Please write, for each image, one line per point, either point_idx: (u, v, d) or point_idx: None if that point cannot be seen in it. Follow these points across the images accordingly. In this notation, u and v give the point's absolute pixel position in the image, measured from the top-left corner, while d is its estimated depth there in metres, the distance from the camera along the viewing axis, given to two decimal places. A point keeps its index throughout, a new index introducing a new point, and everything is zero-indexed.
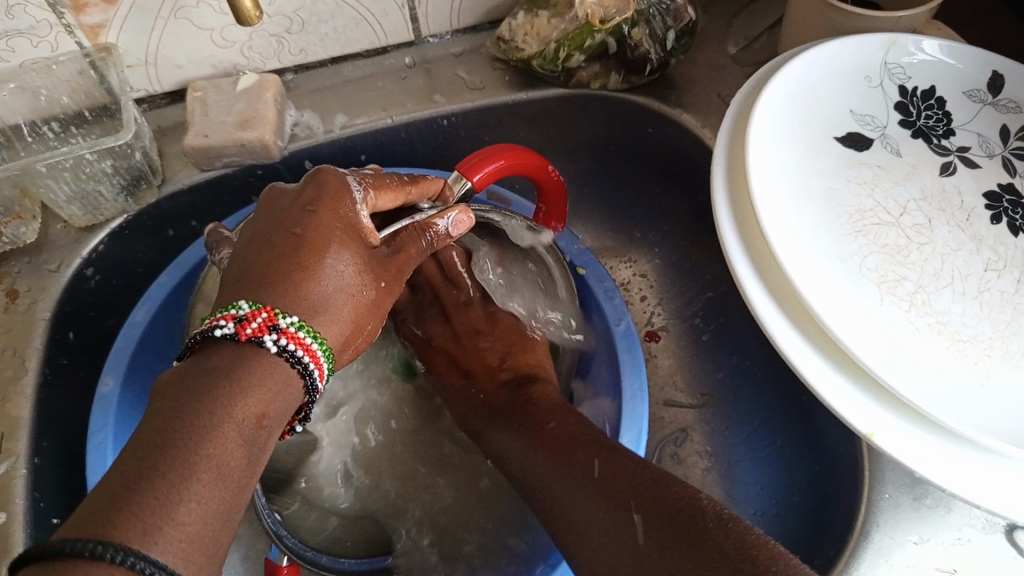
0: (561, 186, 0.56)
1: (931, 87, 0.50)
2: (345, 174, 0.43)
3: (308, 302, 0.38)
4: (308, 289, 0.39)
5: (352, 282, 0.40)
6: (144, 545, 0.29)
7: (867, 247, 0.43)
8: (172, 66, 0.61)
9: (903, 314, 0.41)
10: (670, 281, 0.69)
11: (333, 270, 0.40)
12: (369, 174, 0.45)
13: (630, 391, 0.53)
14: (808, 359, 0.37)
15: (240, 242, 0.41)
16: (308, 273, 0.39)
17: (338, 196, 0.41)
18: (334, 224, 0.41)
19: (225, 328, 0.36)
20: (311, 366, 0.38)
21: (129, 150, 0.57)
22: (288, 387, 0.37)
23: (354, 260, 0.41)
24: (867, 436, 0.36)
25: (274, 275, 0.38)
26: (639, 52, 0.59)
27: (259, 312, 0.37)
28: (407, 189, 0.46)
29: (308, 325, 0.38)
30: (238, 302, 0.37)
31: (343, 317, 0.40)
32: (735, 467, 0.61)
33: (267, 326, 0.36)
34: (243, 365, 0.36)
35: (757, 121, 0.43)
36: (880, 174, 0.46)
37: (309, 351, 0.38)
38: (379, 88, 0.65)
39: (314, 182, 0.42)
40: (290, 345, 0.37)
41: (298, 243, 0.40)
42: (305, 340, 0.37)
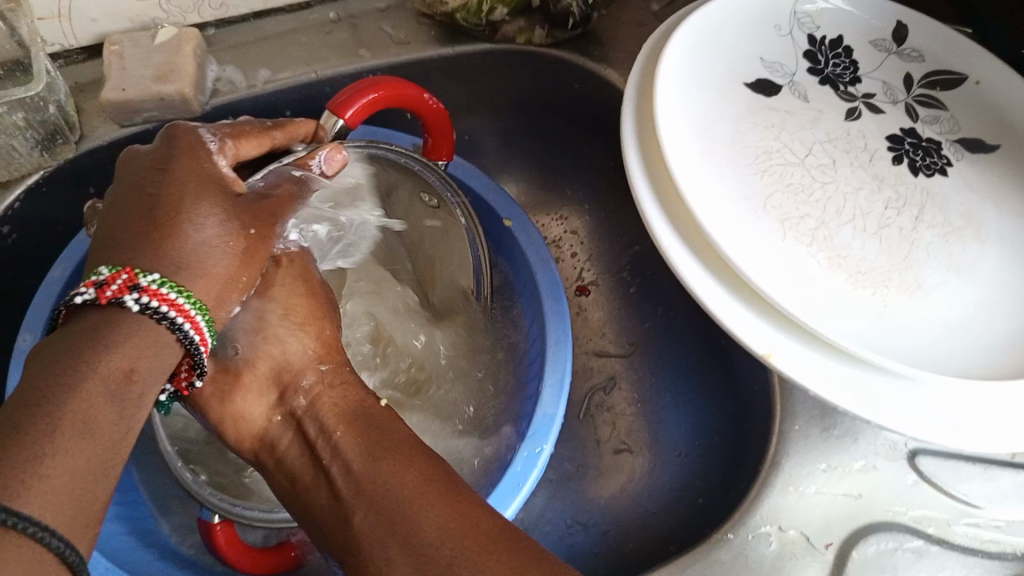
0: (441, 113, 0.55)
1: (838, 36, 0.52)
2: (197, 128, 0.43)
3: (169, 258, 0.37)
4: (169, 246, 0.38)
5: (218, 233, 0.39)
6: (6, 500, 0.29)
7: (772, 186, 0.44)
8: (87, 18, 0.60)
9: (804, 249, 0.42)
10: (599, 236, 0.71)
11: (194, 223, 0.39)
12: (227, 125, 0.45)
13: (555, 337, 0.54)
14: (707, 291, 0.38)
15: (105, 207, 0.41)
16: (168, 228, 0.38)
17: (190, 151, 0.41)
18: (189, 179, 0.40)
19: (86, 294, 0.35)
20: (184, 323, 0.36)
21: (43, 102, 0.56)
22: (160, 342, 0.36)
23: (216, 213, 0.40)
24: (764, 357, 0.37)
25: (134, 235, 0.37)
26: (561, 6, 0.59)
27: (119, 274, 0.35)
28: (270, 134, 0.46)
29: (171, 281, 0.36)
30: (99, 268, 0.36)
31: (216, 268, 0.39)
32: (660, 414, 0.62)
33: (128, 286, 0.35)
34: (107, 326, 0.35)
35: (666, 64, 0.44)
36: (787, 118, 0.48)
37: (177, 307, 0.36)
38: (303, 43, 0.64)
39: (167, 140, 0.42)
40: (153, 303, 0.35)
41: (156, 201, 0.39)
42: (170, 296, 0.36)
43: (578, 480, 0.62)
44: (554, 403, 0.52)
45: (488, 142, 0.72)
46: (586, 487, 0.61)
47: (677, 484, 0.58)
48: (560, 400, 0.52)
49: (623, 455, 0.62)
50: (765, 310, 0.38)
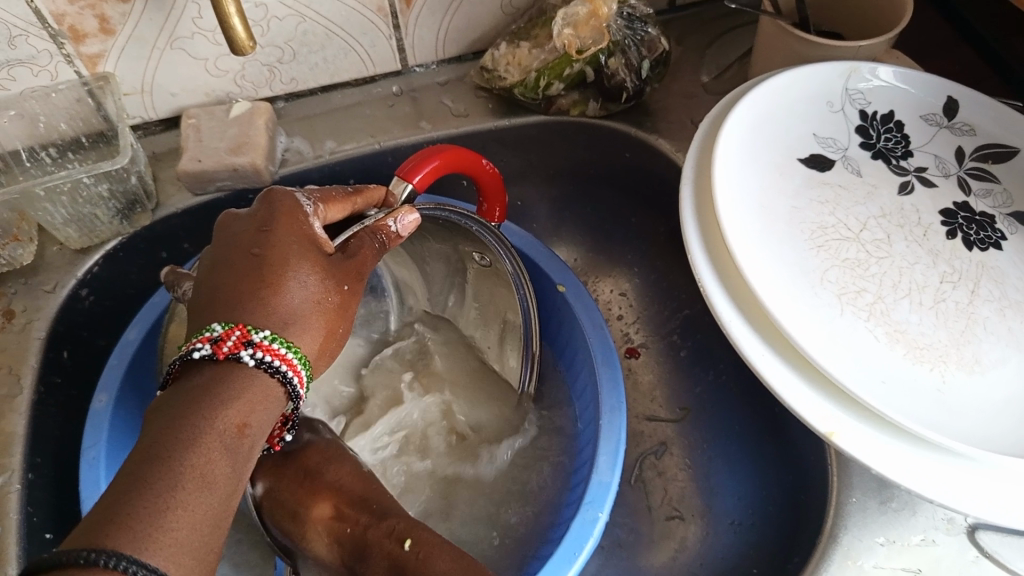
0: (495, 176, 0.59)
1: (890, 111, 0.53)
2: (294, 193, 0.46)
3: (276, 316, 0.41)
4: (275, 303, 0.42)
5: (316, 290, 0.43)
6: (135, 551, 0.31)
7: (828, 261, 0.45)
8: (166, 93, 0.64)
9: (862, 325, 0.43)
10: (649, 299, 0.72)
11: (296, 281, 0.42)
12: (316, 190, 0.48)
13: (610, 404, 0.55)
14: (768, 370, 0.39)
15: (203, 270, 0.44)
16: (274, 287, 0.42)
17: (291, 213, 0.45)
18: (291, 240, 0.44)
19: (202, 349, 0.39)
20: (290, 373, 0.40)
21: (126, 174, 0.59)
22: (269, 397, 0.40)
23: (315, 270, 0.43)
24: (826, 436, 0.38)
25: (243, 294, 0.41)
26: (615, 81, 0.62)
27: (233, 331, 0.39)
28: (353, 200, 0.49)
29: (281, 336, 0.41)
30: (213, 325, 0.40)
31: (314, 324, 0.43)
32: (713, 479, 0.63)
33: (242, 342, 0.39)
34: (221, 381, 0.39)
35: (721, 145, 0.46)
36: (841, 193, 0.49)
37: (285, 359, 0.40)
38: (367, 115, 0.68)
39: (267, 204, 0.45)
40: (265, 356, 0.39)
41: (261, 261, 0.43)
42: (280, 350, 0.40)
43: (630, 547, 0.62)
44: (609, 471, 0.53)
45: (540, 207, 0.74)
46: (637, 555, 0.61)
47: (731, 552, 0.58)
48: (616, 468, 0.53)
49: (675, 522, 0.62)
50: (825, 387, 0.39)
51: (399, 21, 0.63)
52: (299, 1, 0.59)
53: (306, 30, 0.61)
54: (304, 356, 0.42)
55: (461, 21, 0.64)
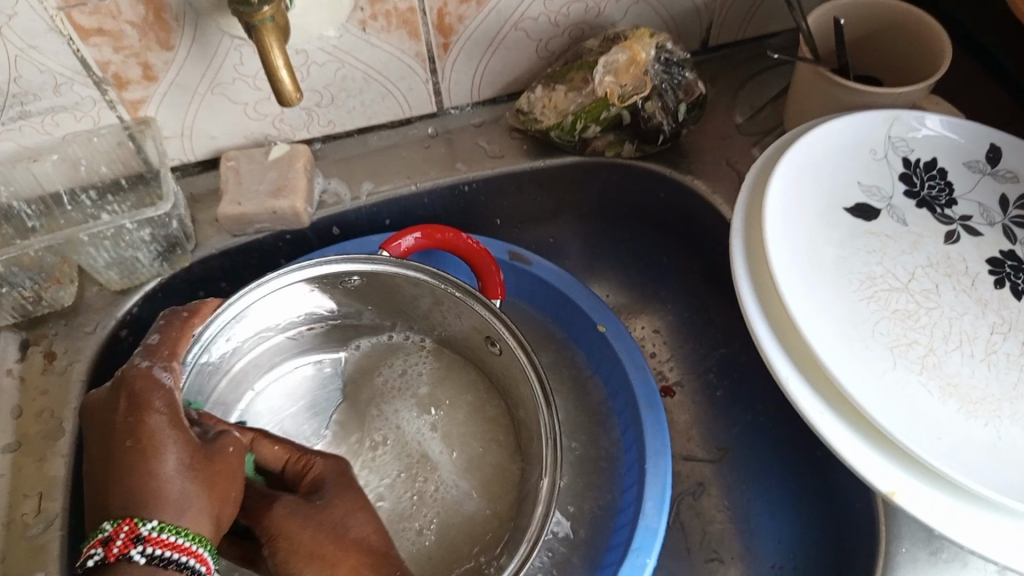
0: (481, 252, 0.59)
1: (933, 158, 0.53)
2: (148, 371, 0.47)
3: (145, 492, 0.42)
4: (143, 465, 0.43)
5: (189, 454, 0.45)
6: None
7: (879, 312, 0.45)
8: (206, 137, 0.64)
9: (916, 378, 0.43)
10: (682, 339, 0.71)
11: (168, 456, 0.44)
12: (155, 346, 0.48)
13: (653, 448, 0.54)
14: (825, 428, 0.39)
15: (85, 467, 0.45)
16: (145, 453, 0.43)
17: (133, 398, 0.45)
18: (141, 417, 0.45)
19: (95, 555, 0.40)
20: (192, 562, 0.41)
21: (168, 218, 0.59)
22: (165, 574, 0.40)
23: (181, 453, 0.44)
24: (887, 496, 0.38)
25: (104, 481, 0.43)
26: (652, 123, 0.62)
27: (121, 528, 0.41)
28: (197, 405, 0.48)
29: (170, 524, 0.42)
30: (103, 524, 0.41)
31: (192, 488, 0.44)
32: (752, 519, 0.63)
33: (130, 538, 0.40)
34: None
35: (771, 198, 0.46)
36: (888, 242, 0.49)
37: (189, 551, 0.41)
38: (403, 157, 0.68)
39: (121, 388, 0.46)
40: (157, 551, 0.40)
41: (125, 449, 0.44)
42: (171, 539, 0.41)
43: None
44: (655, 516, 0.52)
45: (572, 245, 0.74)
46: None
47: None
48: (662, 513, 0.52)
49: (715, 564, 0.62)
50: (884, 446, 0.39)
51: (436, 66, 0.63)
52: (339, 48, 0.59)
53: (346, 75, 0.62)
54: (206, 539, 0.43)
55: (496, 64, 0.65)
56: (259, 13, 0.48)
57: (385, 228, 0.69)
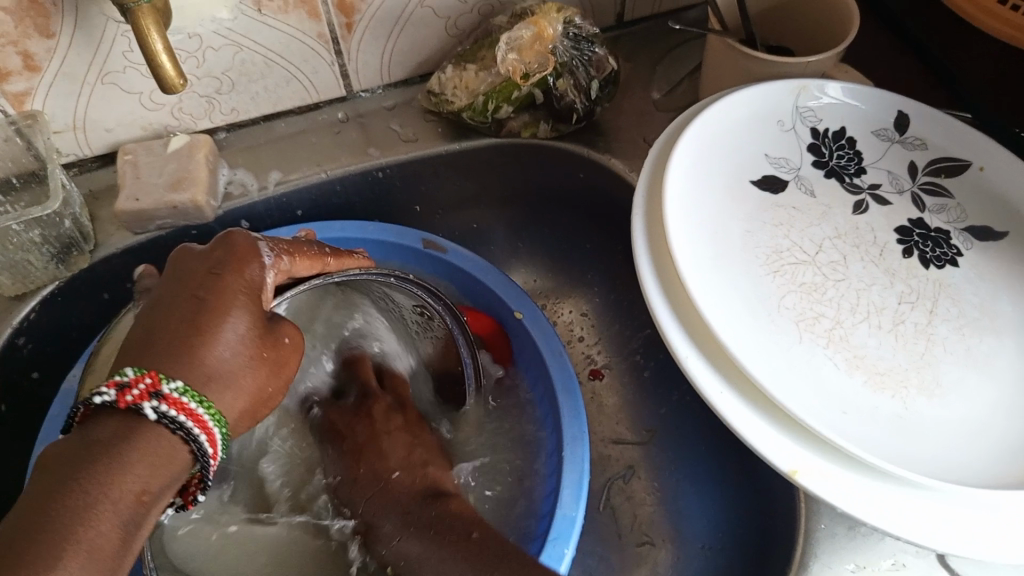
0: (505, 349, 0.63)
1: (841, 127, 0.52)
2: (256, 240, 0.46)
3: (201, 370, 0.40)
4: (204, 355, 0.41)
5: (246, 342, 0.42)
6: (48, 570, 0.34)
7: (785, 286, 0.44)
8: (101, 129, 0.61)
9: (821, 352, 0.42)
10: (608, 320, 0.70)
11: (235, 322, 0.42)
12: (286, 242, 0.48)
13: (571, 434, 0.54)
14: (724, 406, 0.38)
15: (149, 302, 0.44)
16: (207, 338, 0.41)
17: (240, 260, 0.44)
18: (238, 289, 0.43)
19: (106, 395, 0.38)
20: (200, 434, 0.40)
21: (59, 218, 0.57)
22: (169, 453, 0.39)
23: (249, 324, 0.43)
24: (788, 475, 0.37)
25: (172, 348, 0.40)
26: (565, 102, 0.61)
27: (142, 378, 0.39)
28: (324, 259, 0.50)
29: (193, 390, 0.40)
30: (124, 369, 0.39)
31: (245, 381, 0.42)
32: (680, 502, 0.62)
33: (149, 393, 0.39)
34: (124, 441, 0.38)
35: (671, 172, 0.45)
36: (796, 215, 0.48)
37: (194, 415, 0.40)
38: (313, 144, 0.66)
39: (223, 244, 0.45)
40: (170, 411, 0.39)
41: (200, 305, 0.42)
42: (189, 405, 0.40)
43: None
44: (572, 504, 0.51)
45: (496, 230, 0.73)
46: None
47: None
48: (579, 501, 0.51)
49: (645, 548, 0.61)
50: (785, 423, 0.38)
51: (341, 47, 0.61)
52: (235, 31, 0.57)
53: (244, 59, 0.59)
54: (222, 419, 0.41)
55: (404, 44, 0.63)
56: None
57: (297, 219, 0.67)
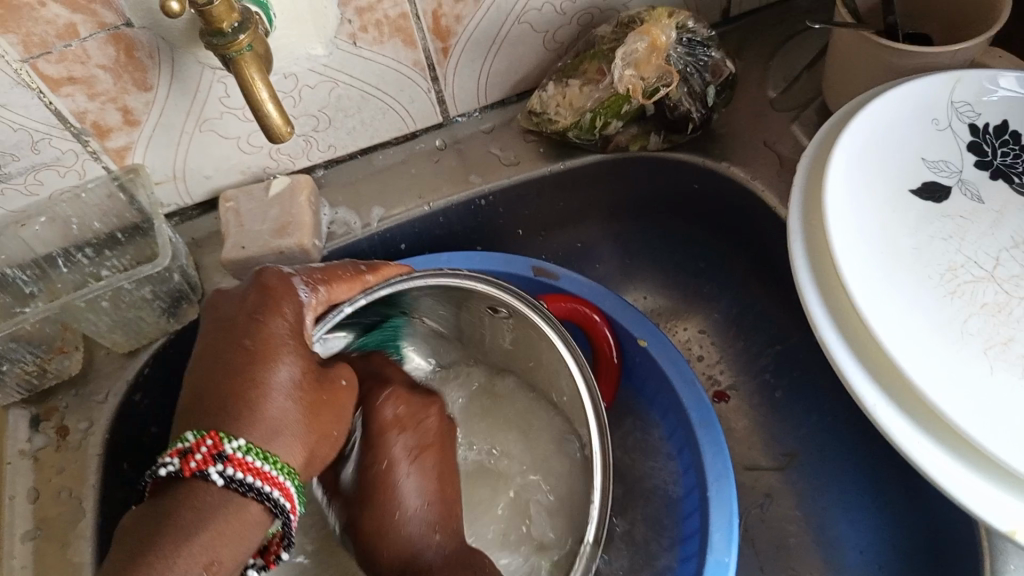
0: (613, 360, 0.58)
1: (1003, 121, 0.47)
2: (290, 276, 0.46)
3: (260, 420, 0.41)
4: (260, 406, 0.41)
5: (304, 383, 0.43)
6: None
7: (967, 309, 0.39)
8: (201, 177, 0.60)
9: (1018, 382, 0.37)
10: (732, 336, 0.66)
11: (286, 368, 0.42)
12: (320, 269, 0.48)
13: (716, 471, 0.50)
14: (919, 453, 0.34)
15: (196, 356, 0.44)
16: (260, 385, 0.41)
17: (282, 300, 0.45)
18: (279, 331, 0.44)
19: (170, 465, 0.39)
20: (281, 499, 0.40)
21: (168, 273, 0.56)
22: (240, 521, 0.39)
23: (300, 365, 0.43)
24: (1006, 532, 0.32)
25: (230, 400, 0.41)
26: (679, 112, 0.56)
27: (204, 441, 0.39)
28: (362, 278, 0.49)
29: (258, 447, 0.40)
30: (185, 436, 0.39)
31: (305, 426, 0.42)
32: (831, 531, 0.57)
33: (212, 455, 0.39)
34: (190, 507, 0.38)
35: (828, 189, 0.41)
36: (966, 226, 0.43)
37: (279, 486, 0.40)
38: (412, 174, 0.63)
39: (259, 288, 0.45)
40: (237, 473, 0.39)
41: (250, 354, 0.42)
42: (254, 463, 0.39)
43: None
44: (725, 549, 0.48)
45: (603, 248, 0.69)
46: None
47: None
48: (732, 546, 0.48)
49: None
50: (991, 468, 0.33)
51: (437, 73, 0.58)
52: (330, 67, 0.54)
53: (341, 94, 0.57)
54: (293, 471, 0.41)
55: (501, 64, 0.59)
56: (235, 43, 0.43)
57: (399, 253, 0.65)
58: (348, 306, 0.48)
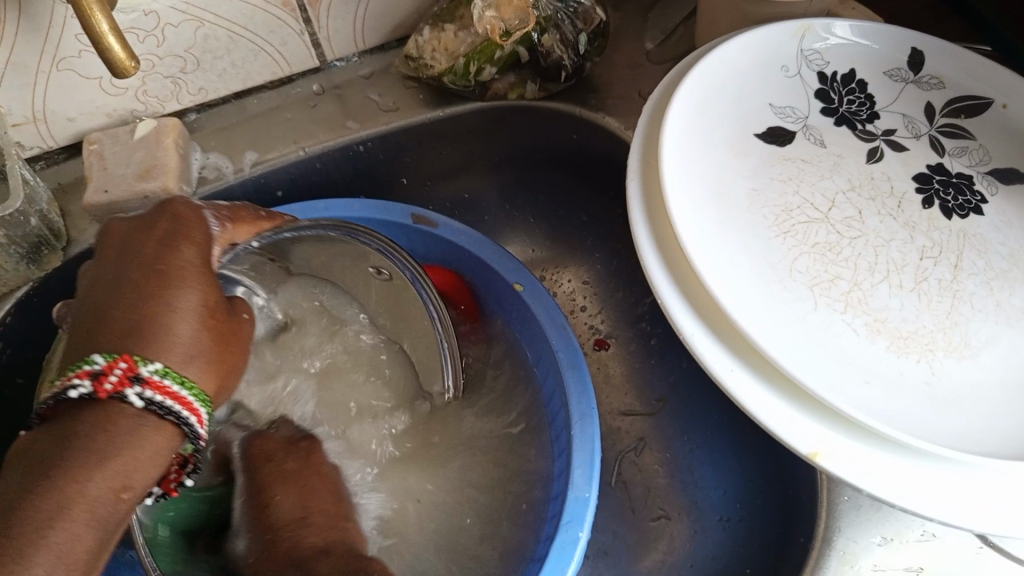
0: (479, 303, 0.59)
1: (850, 70, 0.49)
2: (200, 207, 0.46)
3: (169, 349, 0.40)
4: (166, 334, 0.40)
5: (205, 312, 0.42)
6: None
7: (796, 248, 0.41)
8: (63, 119, 0.58)
9: (838, 318, 0.39)
10: (612, 285, 0.67)
11: (190, 293, 0.42)
12: (226, 206, 0.48)
13: (580, 410, 0.51)
14: (744, 393, 0.35)
15: (86, 292, 0.42)
16: (165, 313, 0.40)
17: (184, 221, 0.44)
18: (189, 259, 0.43)
19: (81, 387, 0.37)
20: (194, 421, 0.40)
21: (24, 216, 0.54)
22: (154, 448, 0.39)
23: (201, 294, 0.42)
24: (809, 457, 0.34)
25: (134, 330, 0.39)
26: (552, 59, 0.57)
27: (117, 364, 0.38)
28: (263, 220, 0.49)
29: (174, 370, 0.39)
30: (93, 357, 0.38)
31: (210, 353, 0.42)
32: (696, 473, 0.59)
33: (128, 376, 0.38)
34: (96, 434, 0.37)
35: (667, 130, 0.41)
36: (804, 168, 0.44)
37: (194, 410, 0.40)
38: (288, 120, 0.62)
39: (166, 212, 0.44)
40: (155, 396, 0.38)
41: (157, 277, 0.41)
42: (172, 387, 0.39)
43: (616, 555, 0.58)
44: (585, 485, 0.49)
45: (488, 200, 0.69)
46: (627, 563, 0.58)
47: (722, 551, 0.55)
48: (592, 481, 0.49)
49: (661, 523, 0.59)
50: (800, 398, 0.35)
51: (309, 15, 0.57)
52: (193, 5, 0.53)
53: (207, 34, 0.55)
54: (206, 396, 0.41)
55: (377, 7, 0.59)
56: None
57: (276, 200, 0.64)
58: (253, 242, 0.48)
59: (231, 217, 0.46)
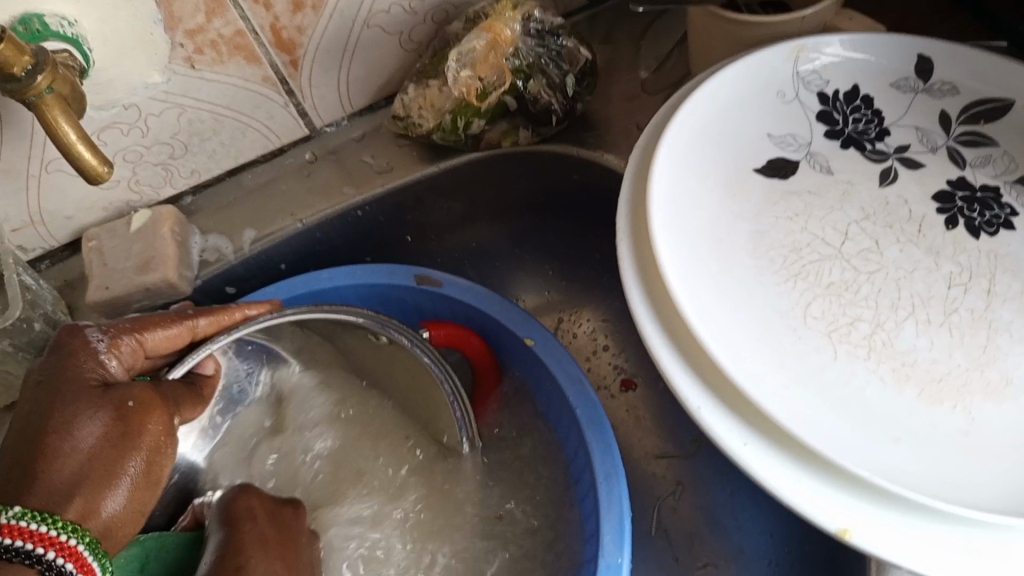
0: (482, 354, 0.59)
1: (853, 86, 0.46)
2: (87, 328, 0.45)
3: (53, 489, 0.38)
4: (53, 470, 0.39)
5: (101, 439, 0.41)
6: None
7: (809, 291, 0.38)
8: (62, 218, 0.58)
9: (861, 367, 0.35)
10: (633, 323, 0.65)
11: (85, 427, 0.41)
12: (137, 317, 0.47)
13: (604, 472, 0.48)
14: (760, 468, 0.32)
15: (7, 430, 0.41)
16: (58, 448, 0.40)
17: (73, 354, 0.43)
18: (73, 390, 0.42)
19: None
20: (66, 561, 0.36)
21: (27, 322, 0.53)
22: None
23: (96, 422, 0.41)
24: (838, 535, 0.31)
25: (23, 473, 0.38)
26: (541, 105, 0.55)
27: None
28: (191, 323, 0.49)
29: (35, 511, 0.36)
30: None
31: (99, 479, 0.40)
32: (740, 517, 0.56)
33: None
34: None
35: (654, 181, 0.39)
36: (811, 201, 0.41)
37: (64, 547, 0.36)
38: (284, 192, 0.61)
39: (54, 346, 0.44)
40: (9, 540, 0.35)
41: (36, 417, 0.40)
42: (32, 526, 0.36)
43: None
44: (616, 551, 0.46)
45: (499, 247, 0.67)
46: None
47: None
48: (623, 546, 0.46)
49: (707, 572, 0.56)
50: (822, 467, 0.32)
51: (291, 86, 0.56)
52: (172, 93, 0.52)
53: (191, 119, 0.54)
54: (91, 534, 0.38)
55: (359, 70, 0.57)
56: (33, 87, 0.40)
57: (280, 272, 0.63)
58: (214, 343, 0.50)
59: (134, 329, 0.46)
